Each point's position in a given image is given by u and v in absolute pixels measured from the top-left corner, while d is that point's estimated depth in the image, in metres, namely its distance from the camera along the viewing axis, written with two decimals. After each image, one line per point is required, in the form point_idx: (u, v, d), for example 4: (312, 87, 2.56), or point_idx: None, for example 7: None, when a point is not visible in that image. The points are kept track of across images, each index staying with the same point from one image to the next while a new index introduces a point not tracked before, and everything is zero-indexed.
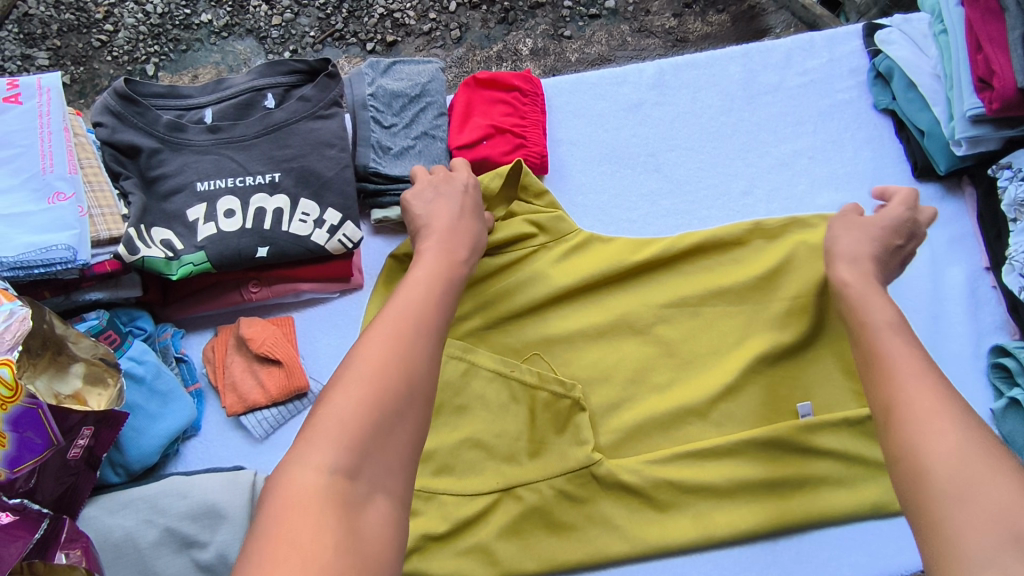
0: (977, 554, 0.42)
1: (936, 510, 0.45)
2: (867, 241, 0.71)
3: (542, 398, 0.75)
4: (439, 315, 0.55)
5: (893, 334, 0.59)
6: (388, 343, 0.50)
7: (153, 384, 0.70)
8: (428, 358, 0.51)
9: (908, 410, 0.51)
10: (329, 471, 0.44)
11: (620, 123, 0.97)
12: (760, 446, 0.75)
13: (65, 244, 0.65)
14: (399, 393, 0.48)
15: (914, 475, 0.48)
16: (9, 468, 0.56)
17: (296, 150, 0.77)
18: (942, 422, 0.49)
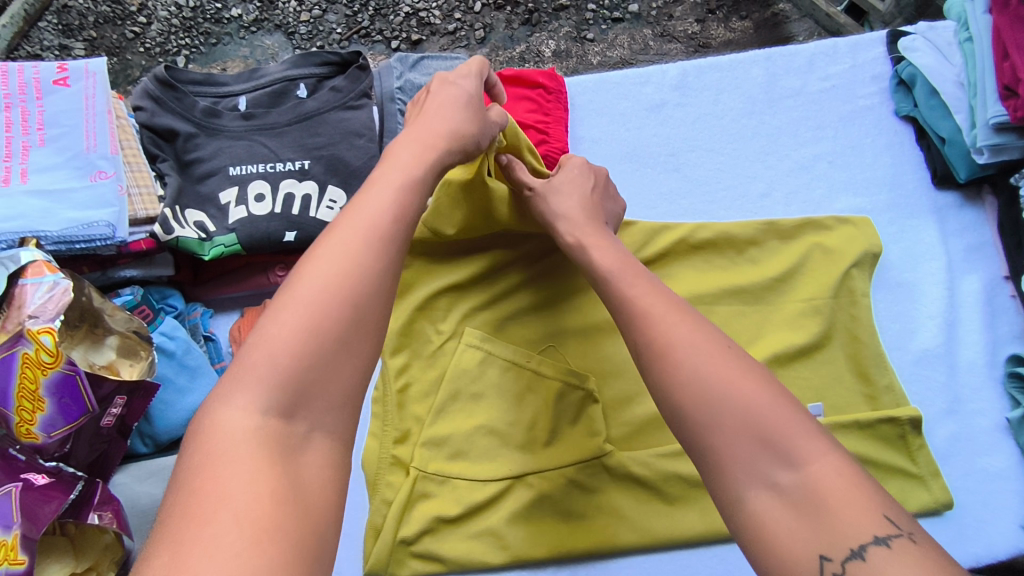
0: (743, 478, 0.45)
1: (705, 448, 0.47)
2: (571, 194, 0.74)
3: (556, 388, 0.77)
4: (398, 231, 0.52)
5: (636, 276, 0.61)
6: (332, 264, 0.48)
7: (182, 360, 0.73)
8: (376, 276, 0.49)
9: (656, 349, 0.52)
10: (260, 413, 0.44)
11: (641, 123, 0.98)
12: None
13: (106, 221, 0.68)
14: (339, 323, 0.47)
15: (675, 409, 0.49)
16: (46, 432, 0.60)
17: (326, 139, 0.79)
18: (680, 349, 0.51)
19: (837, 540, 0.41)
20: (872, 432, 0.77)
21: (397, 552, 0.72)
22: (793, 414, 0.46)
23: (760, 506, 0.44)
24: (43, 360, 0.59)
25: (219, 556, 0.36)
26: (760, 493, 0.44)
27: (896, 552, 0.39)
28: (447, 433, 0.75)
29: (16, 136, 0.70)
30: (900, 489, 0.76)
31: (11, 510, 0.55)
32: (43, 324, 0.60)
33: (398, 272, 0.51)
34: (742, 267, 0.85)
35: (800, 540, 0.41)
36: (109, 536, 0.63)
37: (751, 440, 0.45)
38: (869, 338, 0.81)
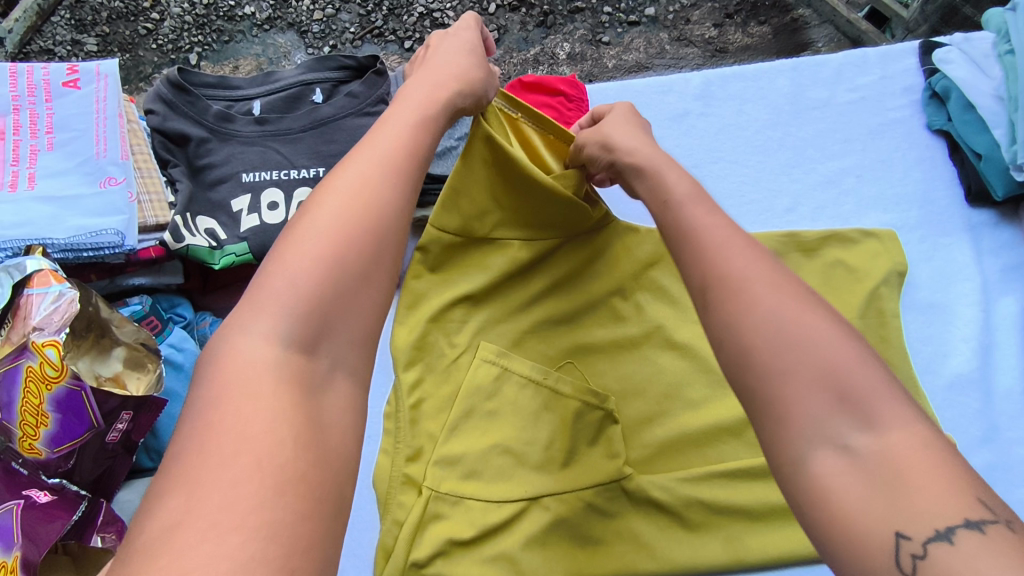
0: (807, 435, 0.38)
1: (771, 397, 0.40)
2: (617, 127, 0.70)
3: (575, 407, 0.74)
4: (414, 166, 0.51)
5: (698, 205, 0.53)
6: (353, 193, 0.47)
7: (189, 371, 0.71)
8: (396, 207, 0.48)
9: (723, 285, 0.45)
10: (280, 344, 0.41)
11: (663, 132, 0.96)
12: None
13: (114, 229, 0.66)
14: (360, 254, 0.45)
15: (739, 355, 0.42)
16: (49, 447, 0.58)
17: (342, 146, 0.78)
18: (756, 285, 0.44)
19: (917, 517, 0.34)
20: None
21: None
22: (876, 376, 0.39)
23: (826, 469, 0.37)
24: (47, 374, 0.57)
25: (233, 504, 0.34)
26: (827, 454, 0.38)
27: (992, 539, 0.33)
28: (463, 451, 0.72)
29: (24, 139, 0.68)
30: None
31: (12, 532, 0.54)
32: (48, 337, 0.58)
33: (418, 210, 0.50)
34: None
35: (873, 513, 0.35)
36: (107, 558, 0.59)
37: (827, 393, 0.39)
38: (899, 361, 0.78)
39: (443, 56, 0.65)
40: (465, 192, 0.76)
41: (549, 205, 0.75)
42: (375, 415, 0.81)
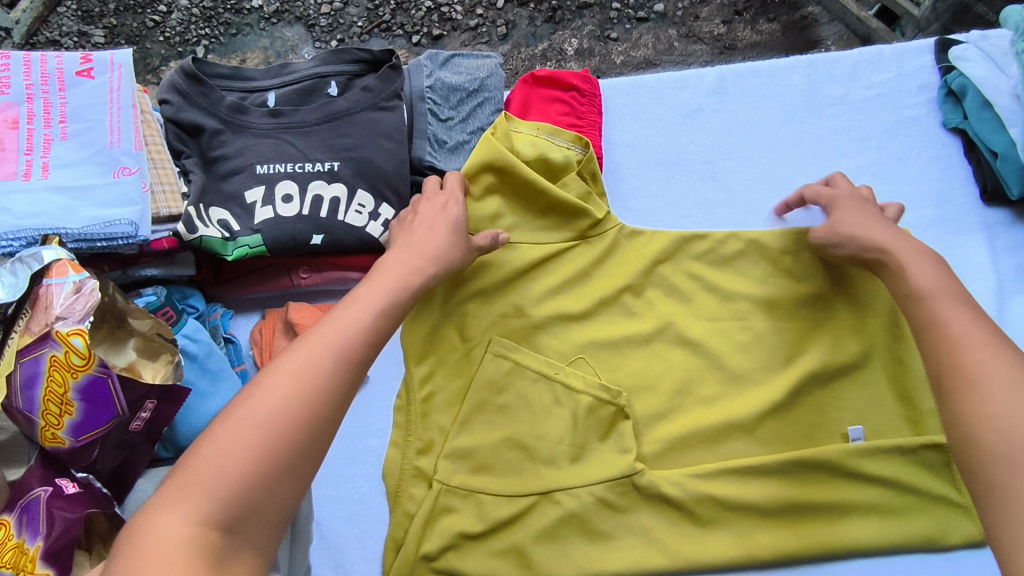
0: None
1: (993, 483, 0.50)
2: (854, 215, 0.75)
3: (587, 402, 0.74)
4: (369, 353, 0.51)
5: (946, 301, 0.63)
6: (302, 373, 0.47)
7: (204, 362, 0.70)
8: (343, 397, 0.48)
9: (955, 380, 0.56)
10: (198, 521, 0.41)
11: (677, 129, 0.95)
12: (808, 467, 0.73)
13: (129, 219, 0.65)
14: (297, 436, 0.45)
15: (967, 440, 0.53)
16: (73, 436, 0.59)
17: (356, 140, 0.77)
18: (992, 379, 0.55)
19: None
20: (918, 456, 0.74)
21: (418, 568, 0.70)
22: None
23: None
24: (73, 362, 0.58)
25: None
26: None
27: None
28: (472, 444, 0.73)
29: (38, 128, 0.68)
30: (942, 518, 0.73)
31: (36, 515, 0.55)
32: (73, 326, 0.58)
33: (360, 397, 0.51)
34: None
35: None
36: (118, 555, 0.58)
37: None
38: (912, 357, 0.77)
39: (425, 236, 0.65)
40: (478, 195, 0.80)
41: (559, 207, 0.79)
42: (382, 408, 0.79)
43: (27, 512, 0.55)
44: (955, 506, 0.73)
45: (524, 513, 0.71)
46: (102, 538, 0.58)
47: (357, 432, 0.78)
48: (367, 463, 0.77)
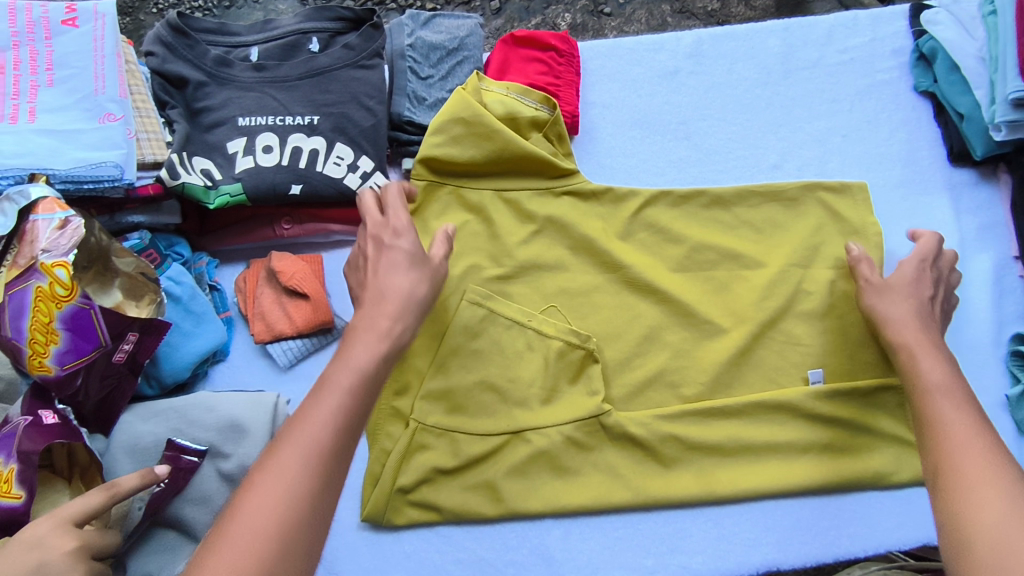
0: None
1: None
2: (902, 297, 0.76)
3: (558, 347, 0.77)
4: (344, 447, 0.50)
5: (944, 395, 0.64)
6: (277, 485, 0.47)
7: (188, 305, 0.73)
8: (323, 493, 0.48)
9: (951, 481, 0.54)
10: None
11: (654, 89, 0.97)
12: (768, 409, 0.79)
13: (113, 162, 0.67)
14: (280, 547, 0.45)
15: (958, 542, 0.50)
16: (59, 364, 0.63)
17: (337, 97, 0.80)
18: (977, 481, 0.53)
19: None
20: (868, 399, 0.79)
21: (394, 501, 0.75)
22: None
23: None
24: (58, 293, 0.62)
25: None
26: None
27: None
28: (449, 385, 0.76)
29: (24, 75, 0.69)
30: (893, 456, 0.78)
31: (13, 443, 0.58)
32: (57, 258, 0.62)
33: (341, 489, 0.50)
34: (745, 235, 0.88)
35: None
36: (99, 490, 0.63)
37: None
38: None
39: (380, 282, 0.61)
40: (443, 143, 0.84)
41: (521, 150, 0.84)
42: None
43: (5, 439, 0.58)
44: (907, 446, 0.79)
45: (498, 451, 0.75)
46: (83, 470, 0.64)
47: None
48: None
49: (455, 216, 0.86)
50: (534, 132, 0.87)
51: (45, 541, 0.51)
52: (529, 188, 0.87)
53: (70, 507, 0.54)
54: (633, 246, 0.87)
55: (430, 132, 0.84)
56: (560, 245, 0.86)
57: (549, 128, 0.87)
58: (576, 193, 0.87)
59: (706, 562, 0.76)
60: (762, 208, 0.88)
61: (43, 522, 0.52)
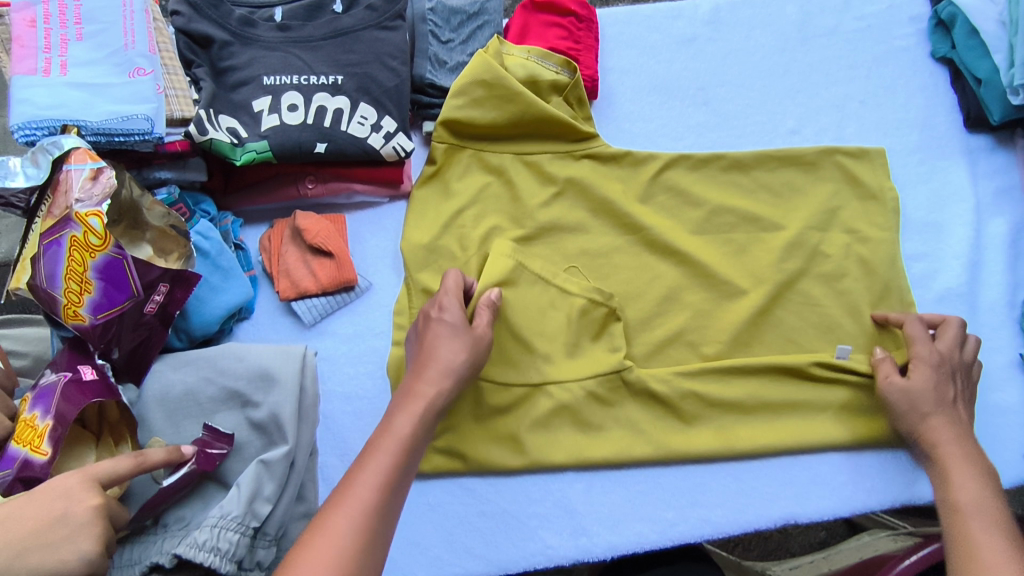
0: None
1: None
2: (931, 411, 0.73)
3: (581, 304, 0.78)
4: (387, 508, 0.54)
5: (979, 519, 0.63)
6: (328, 545, 0.50)
7: (216, 259, 0.74)
8: (367, 551, 0.51)
9: None
10: None
11: (672, 55, 0.98)
12: (785, 369, 0.79)
13: (145, 115, 0.68)
14: None
15: None
16: (93, 314, 0.64)
17: (360, 57, 0.81)
18: None
19: None
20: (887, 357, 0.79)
21: None
22: None
23: None
24: (91, 242, 0.63)
25: None
26: None
27: None
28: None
29: (54, 28, 0.70)
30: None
31: (53, 398, 0.60)
32: (90, 208, 0.63)
33: (383, 550, 0.53)
34: (763, 198, 0.88)
35: None
36: (125, 448, 0.65)
37: None
38: (886, 270, 0.85)
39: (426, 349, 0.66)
40: (465, 106, 0.84)
41: (543, 113, 0.85)
42: (385, 312, 0.82)
43: (47, 392, 0.60)
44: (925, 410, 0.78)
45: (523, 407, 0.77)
46: (112, 427, 0.65)
47: (360, 333, 0.81)
48: (370, 362, 0.80)
49: (476, 178, 0.86)
50: (554, 95, 0.87)
51: (72, 493, 0.52)
52: (550, 151, 0.88)
53: (99, 468, 0.54)
54: (653, 209, 0.88)
55: (452, 94, 0.85)
56: (581, 208, 0.86)
57: (569, 92, 0.87)
58: (596, 156, 0.88)
59: (727, 516, 0.77)
60: (780, 171, 0.89)
61: (71, 475, 0.53)
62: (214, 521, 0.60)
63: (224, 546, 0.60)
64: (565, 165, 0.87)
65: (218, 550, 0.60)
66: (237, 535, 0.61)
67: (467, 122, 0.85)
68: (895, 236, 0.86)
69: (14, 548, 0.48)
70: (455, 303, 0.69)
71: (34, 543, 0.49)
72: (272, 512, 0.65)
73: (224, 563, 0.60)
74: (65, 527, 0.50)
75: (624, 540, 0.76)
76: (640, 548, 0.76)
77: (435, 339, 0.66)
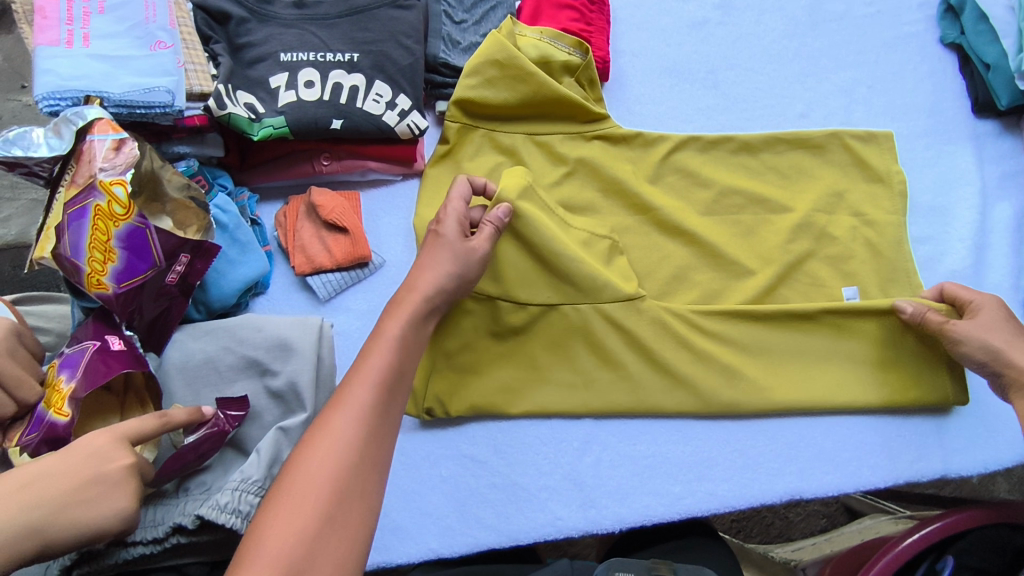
0: None
1: None
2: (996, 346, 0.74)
3: (586, 236, 0.82)
4: (388, 400, 0.56)
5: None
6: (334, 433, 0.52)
7: (234, 233, 0.75)
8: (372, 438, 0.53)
9: None
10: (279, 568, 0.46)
11: (682, 39, 0.98)
12: (797, 316, 0.81)
13: (166, 87, 0.70)
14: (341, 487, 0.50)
15: None
16: (117, 282, 0.65)
17: (376, 35, 0.82)
18: None
19: None
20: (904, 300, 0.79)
21: (439, 362, 0.79)
22: None
23: None
24: (115, 211, 0.64)
25: None
26: None
27: None
28: (487, 285, 0.78)
29: (76, 1, 0.71)
30: (922, 354, 0.80)
31: (80, 365, 0.61)
32: (115, 176, 0.64)
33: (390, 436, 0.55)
34: (772, 180, 0.89)
35: None
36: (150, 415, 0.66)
37: None
38: (892, 252, 0.86)
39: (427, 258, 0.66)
40: (478, 86, 0.85)
41: (556, 93, 0.86)
42: (397, 288, 0.83)
43: (74, 359, 0.61)
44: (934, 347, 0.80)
45: (533, 344, 0.80)
46: (137, 396, 0.66)
47: (373, 309, 0.82)
48: None
49: (488, 157, 0.87)
50: (565, 75, 0.88)
51: (103, 453, 0.51)
52: (561, 131, 0.89)
53: (126, 426, 0.54)
54: (662, 190, 0.89)
55: (465, 73, 0.85)
56: (591, 188, 0.87)
57: (581, 73, 0.88)
58: (607, 137, 0.89)
59: (732, 490, 0.79)
60: (789, 154, 0.90)
61: (100, 432, 0.53)
62: (235, 484, 0.62)
63: (245, 508, 0.61)
64: (576, 145, 0.88)
65: (240, 512, 0.61)
66: (257, 498, 0.62)
67: (480, 101, 0.86)
68: (902, 219, 0.87)
69: (53, 505, 0.47)
70: (456, 216, 0.69)
71: (71, 500, 0.48)
72: None
73: (245, 526, 0.61)
74: (98, 486, 0.50)
75: (631, 512, 0.78)
76: (647, 521, 0.77)
77: (435, 252, 0.67)
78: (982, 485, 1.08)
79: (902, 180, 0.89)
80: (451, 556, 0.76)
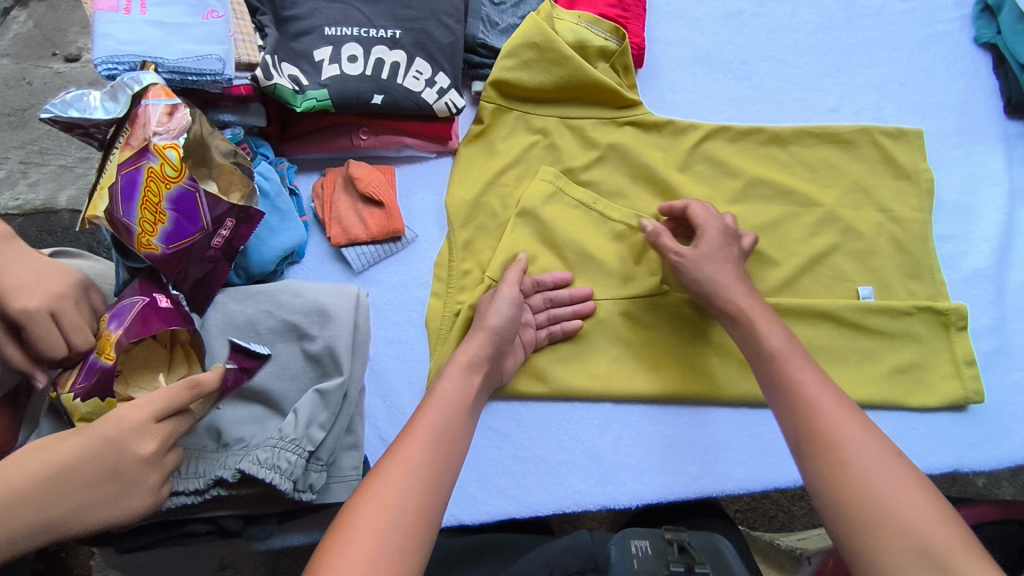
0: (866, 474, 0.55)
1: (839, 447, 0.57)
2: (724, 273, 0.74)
3: (619, 229, 0.85)
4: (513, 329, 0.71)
5: (839, 428, 0.58)
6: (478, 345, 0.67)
7: (275, 202, 0.78)
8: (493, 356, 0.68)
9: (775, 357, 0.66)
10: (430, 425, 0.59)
11: (717, 29, 0.99)
12: (817, 312, 0.83)
13: (218, 56, 0.72)
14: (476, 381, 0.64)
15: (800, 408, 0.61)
16: (165, 243, 0.66)
17: (418, 13, 0.84)
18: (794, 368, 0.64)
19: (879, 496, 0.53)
20: (944, 319, 0.84)
21: None
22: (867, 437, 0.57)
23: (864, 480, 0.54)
24: (167, 173, 0.66)
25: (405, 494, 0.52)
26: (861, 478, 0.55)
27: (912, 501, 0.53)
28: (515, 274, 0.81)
29: None
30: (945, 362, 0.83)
31: (128, 315, 0.64)
32: (168, 140, 0.67)
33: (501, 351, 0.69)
34: (800, 173, 0.90)
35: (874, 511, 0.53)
36: (195, 369, 0.68)
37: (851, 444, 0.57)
38: (915, 249, 0.87)
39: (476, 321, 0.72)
40: (515, 68, 0.87)
41: (591, 77, 0.87)
42: (427, 263, 0.85)
43: (124, 311, 0.64)
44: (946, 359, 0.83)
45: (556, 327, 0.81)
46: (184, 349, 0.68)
47: (404, 283, 0.84)
48: (413, 310, 0.84)
49: (522, 138, 0.88)
50: (601, 60, 0.89)
51: (127, 441, 0.55)
52: (594, 116, 0.90)
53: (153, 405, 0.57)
54: (691, 177, 0.90)
55: (503, 55, 0.87)
56: (621, 173, 0.89)
57: (616, 58, 0.89)
58: (639, 123, 0.90)
59: (747, 472, 0.81)
60: (818, 148, 0.91)
61: (132, 414, 0.55)
62: (275, 441, 0.65)
63: (283, 465, 0.64)
64: (607, 130, 0.89)
65: (278, 468, 0.63)
66: (294, 456, 0.65)
67: (516, 82, 0.87)
68: (928, 217, 0.88)
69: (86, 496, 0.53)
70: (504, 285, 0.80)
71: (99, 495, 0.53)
72: (324, 439, 0.68)
73: (282, 481, 0.63)
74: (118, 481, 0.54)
75: (648, 489, 0.80)
76: (663, 498, 0.79)
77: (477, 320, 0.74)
78: (987, 488, 1.09)
79: (927, 177, 0.90)
80: (471, 524, 0.78)
